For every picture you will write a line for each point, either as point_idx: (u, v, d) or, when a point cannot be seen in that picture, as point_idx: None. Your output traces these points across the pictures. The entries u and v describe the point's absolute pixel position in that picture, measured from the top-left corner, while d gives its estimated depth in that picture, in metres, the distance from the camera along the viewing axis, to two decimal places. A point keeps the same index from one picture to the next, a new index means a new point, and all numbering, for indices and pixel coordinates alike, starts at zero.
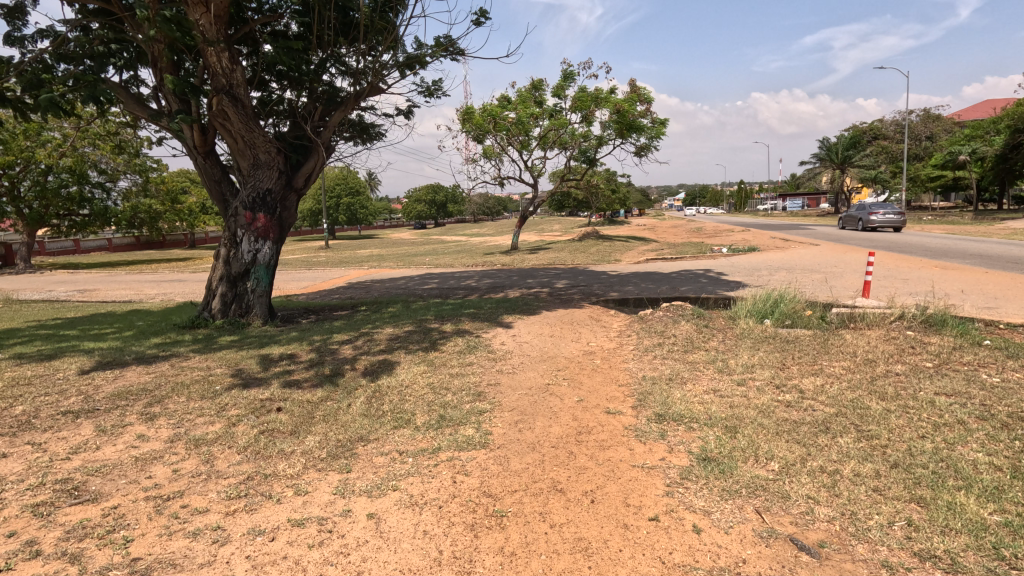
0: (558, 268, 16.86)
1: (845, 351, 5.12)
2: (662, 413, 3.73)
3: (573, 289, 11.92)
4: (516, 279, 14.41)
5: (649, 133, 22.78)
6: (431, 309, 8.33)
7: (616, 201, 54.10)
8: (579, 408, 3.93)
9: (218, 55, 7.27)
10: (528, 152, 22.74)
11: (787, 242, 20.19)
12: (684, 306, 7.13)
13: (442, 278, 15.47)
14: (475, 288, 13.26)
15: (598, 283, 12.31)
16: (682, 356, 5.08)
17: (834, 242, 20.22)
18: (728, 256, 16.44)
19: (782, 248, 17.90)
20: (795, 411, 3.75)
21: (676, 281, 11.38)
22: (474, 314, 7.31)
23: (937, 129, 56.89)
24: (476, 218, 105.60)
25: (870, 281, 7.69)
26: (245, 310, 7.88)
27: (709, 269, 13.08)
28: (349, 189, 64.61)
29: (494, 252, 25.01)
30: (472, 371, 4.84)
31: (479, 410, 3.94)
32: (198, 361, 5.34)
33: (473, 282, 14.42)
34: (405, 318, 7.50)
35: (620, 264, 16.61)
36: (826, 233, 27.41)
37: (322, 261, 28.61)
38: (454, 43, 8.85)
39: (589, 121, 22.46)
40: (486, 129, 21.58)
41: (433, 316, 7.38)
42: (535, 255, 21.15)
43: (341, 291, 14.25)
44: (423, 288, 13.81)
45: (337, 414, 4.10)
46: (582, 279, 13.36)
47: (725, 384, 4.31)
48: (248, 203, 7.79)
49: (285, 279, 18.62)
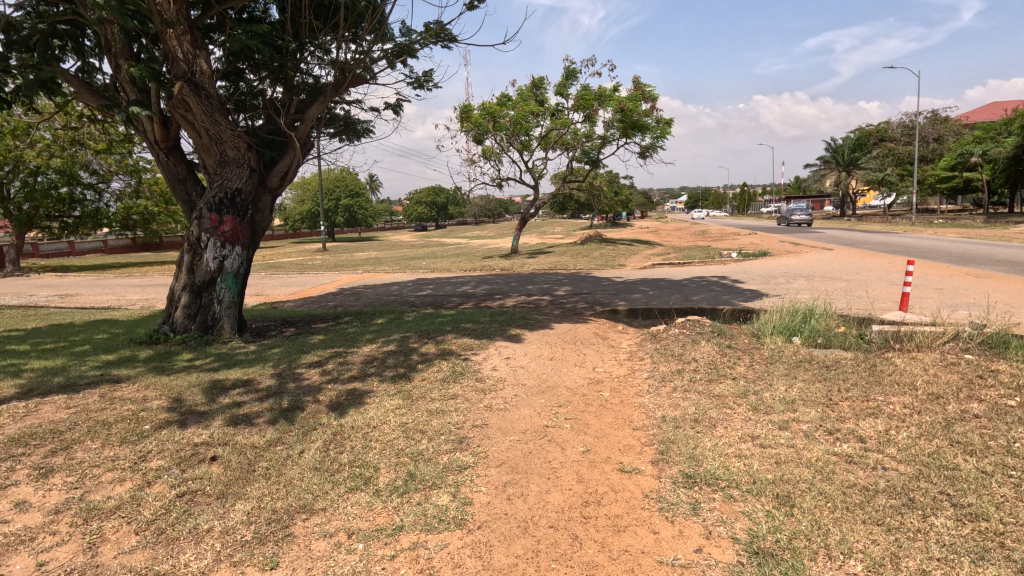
0: (559, 273, 16.08)
1: (901, 381, 4.30)
2: (691, 475, 2.91)
3: (576, 298, 11.10)
4: (514, 285, 13.57)
5: (654, 133, 21.98)
6: (419, 321, 7.51)
7: (618, 203, 53.29)
8: (584, 463, 3.13)
9: (178, 39, 6.48)
10: (529, 153, 21.99)
11: (798, 246, 19.36)
12: (701, 322, 6.32)
13: (438, 284, 14.66)
14: (471, 296, 12.44)
15: (602, 292, 11.49)
16: (707, 387, 4.27)
17: (848, 246, 19.39)
18: (738, 261, 15.64)
19: (794, 253, 17.10)
20: (862, 471, 2.93)
21: (687, 290, 10.55)
22: (465, 329, 6.48)
23: (945, 130, 55.97)
24: (477, 221, 104.92)
25: (908, 293, 6.86)
26: (210, 324, 7.06)
27: (721, 276, 12.25)
28: (349, 190, 63.96)
29: (494, 255, 24.23)
30: (455, 406, 4.03)
31: (458, 465, 3.13)
32: (134, 390, 4.53)
33: (470, 288, 13.59)
34: (387, 332, 6.69)
35: (625, 270, 15.80)
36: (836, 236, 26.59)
37: (318, 264, 27.90)
38: (446, 30, 8.07)
39: (592, 120, 21.70)
40: (485, 128, 20.83)
41: (419, 330, 6.57)
42: (535, 259, 20.33)
43: (330, 299, 13.44)
44: (416, 296, 12.99)
45: (282, 468, 3.28)
46: (585, 286, 12.54)
47: (763, 429, 3.49)
48: (213, 205, 6.99)
49: (274, 284, 17.81)
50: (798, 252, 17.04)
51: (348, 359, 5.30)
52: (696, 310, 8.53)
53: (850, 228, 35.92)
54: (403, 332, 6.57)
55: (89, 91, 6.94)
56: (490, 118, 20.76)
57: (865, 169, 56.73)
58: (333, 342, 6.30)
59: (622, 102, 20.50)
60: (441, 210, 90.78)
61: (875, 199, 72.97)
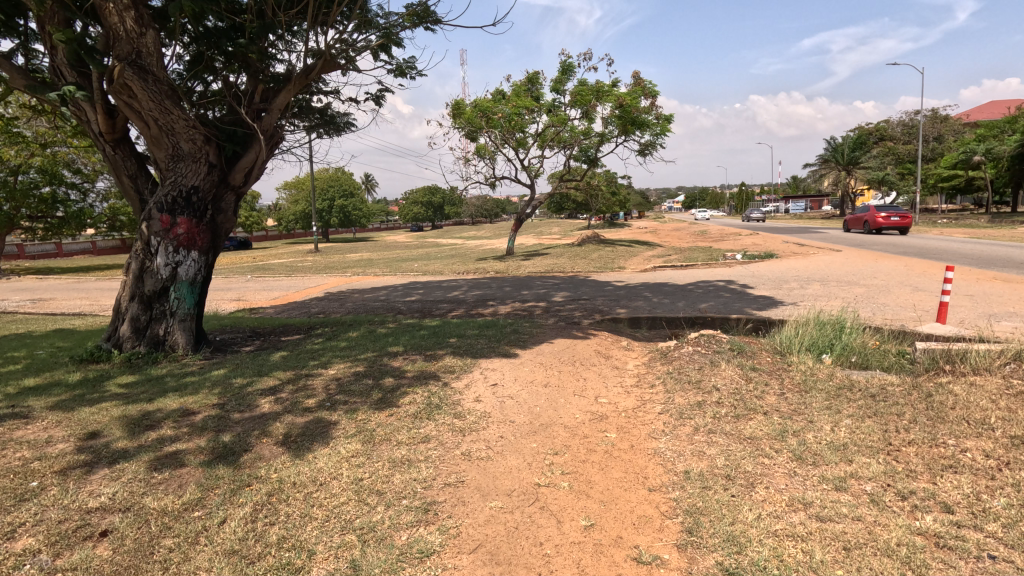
0: (557, 276, 15.31)
1: (971, 418, 3.53)
2: (733, 569, 2.14)
3: (574, 305, 10.32)
4: (509, 290, 12.80)
5: (654, 130, 21.27)
6: (399, 333, 6.71)
7: (615, 203, 52.55)
8: (586, 548, 2.36)
9: (120, 14, 5.69)
10: (524, 151, 21.24)
11: (804, 247, 18.64)
12: (719, 338, 5.54)
13: (428, 289, 13.86)
14: (462, 303, 11.64)
15: (603, 297, 10.70)
16: (736, 426, 3.48)
17: (856, 247, 18.66)
18: (743, 264, 14.88)
19: (802, 254, 16.35)
20: (964, 565, 2.15)
21: (694, 297, 9.76)
22: (448, 344, 5.69)
23: (945, 129, 55.40)
24: (474, 221, 104.52)
25: (946, 303, 6.11)
26: (161, 339, 6.22)
27: (729, 280, 11.49)
28: (343, 190, 63.04)
29: (489, 257, 23.45)
30: (424, 455, 3.24)
31: (419, 550, 2.35)
32: (41, 428, 3.74)
33: (461, 293, 12.79)
34: (361, 348, 5.90)
35: (625, 273, 15.03)
36: (840, 237, 25.88)
37: (309, 266, 27.07)
38: (429, 11, 7.30)
39: (590, 117, 20.95)
40: (479, 125, 20.07)
41: (397, 346, 5.77)
42: (532, 261, 19.57)
43: (312, 305, 12.63)
44: (404, 302, 12.19)
45: (189, 551, 2.49)
46: (584, 291, 11.77)
47: (816, 492, 2.71)
48: (165, 205, 6.17)
49: (258, 287, 16.99)
50: (806, 254, 16.27)
51: (307, 384, 4.50)
52: (707, 319, 7.76)
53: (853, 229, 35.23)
54: (378, 348, 5.77)
55: (23, 75, 6.13)
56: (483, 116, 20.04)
57: (865, 169, 56.12)
58: (297, 361, 5.50)
59: (621, 97, 19.77)
60: (437, 210, 89.93)
61: (874, 199, 72.41)
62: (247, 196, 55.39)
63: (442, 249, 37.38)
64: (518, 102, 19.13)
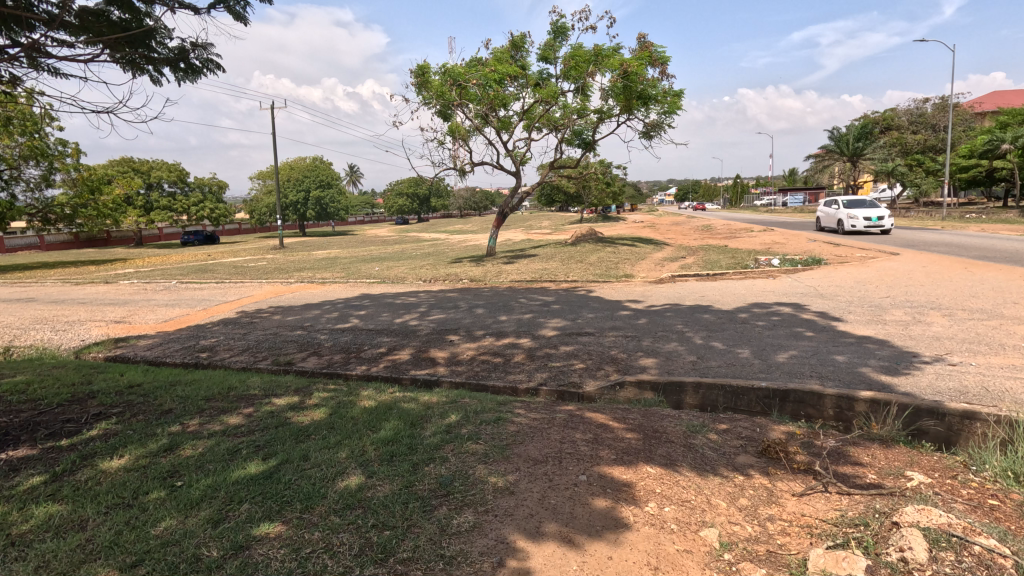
0: (546, 288, 11.83)
1: None
2: None
3: (572, 350, 6.81)
4: (479, 313, 9.29)
5: (661, 106, 17.82)
6: (208, 461, 3.18)
7: (608, 194, 48.89)
8: None
9: None
10: (507, 133, 17.72)
11: (848, 249, 15.30)
12: (985, 549, 2.05)
13: (372, 309, 10.30)
14: (409, 337, 8.10)
15: (614, 336, 7.19)
16: None
17: (910, 248, 15.38)
18: (788, 273, 11.44)
19: (855, 259, 12.98)
20: None
21: (758, 343, 6.29)
22: (254, 555, 2.15)
23: (957, 118, 52.60)
24: (462, 213, 101.29)
25: None
26: None
27: (791, 305, 8.07)
28: (319, 180, 58.93)
29: (465, 258, 19.85)
30: None
31: None
32: None
33: (413, 319, 9.23)
34: (48, 546, 2.34)
35: (636, 285, 11.53)
36: (868, 233, 22.55)
37: (257, 267, 23.28)
38: None
39: (586, 91, 17.46)
40: (450, 99, 16.50)
41: (128, 552, 2.23)
42: (514, 265, 16.00)
43: (204, 337, 9.06)
44: (330, 333, 8.64)
45: None
46: (584, 319, 8.29)
47: None
48: None
49: (165, 300, 13.29)
50: (860, 260, 12.90)
51: None
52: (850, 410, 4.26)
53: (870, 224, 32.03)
54: (72, 559, 2.22)
55: None
56: (457, 88, 16.49)
57: (872, 160, 53.02)
58: None
59: (623, 62, 16.26)
60: (421, 202, 85.93)
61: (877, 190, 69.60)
62: (212, 186, 51.09)
63: (417, 246, 33.64)
64: (499, 69, 15.59)
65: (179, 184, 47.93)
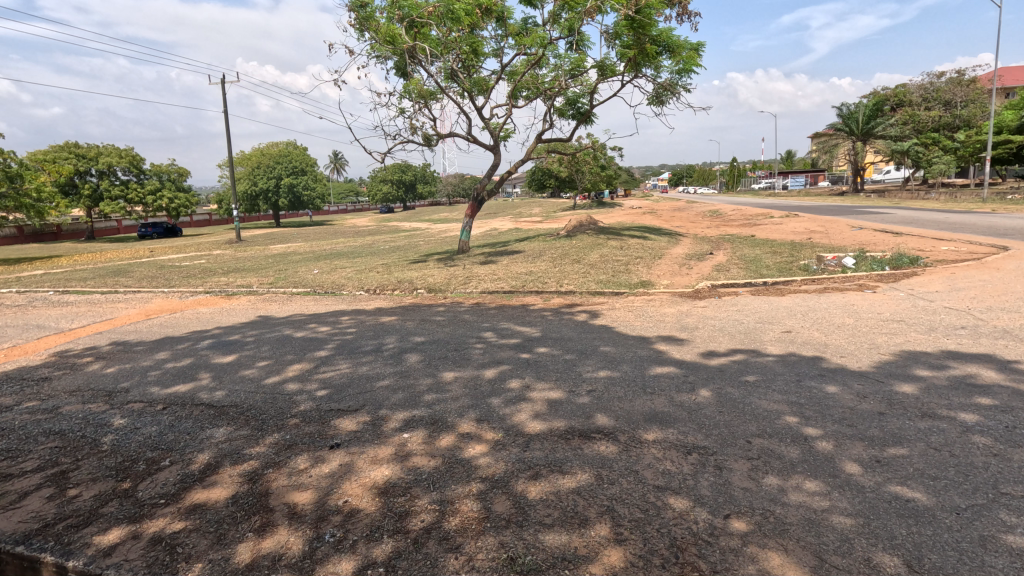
0: (527, 306, 8.05)
1: None
2: None
3: (573, 497, 3.01)
4: (411, 366, 5.47)
5: (675, 62, 14.02)
6: None
7: (602, 179, 45.07)
8: None
9: None
10: (483, 96, 13.86)
11: (930, 242, 11.65)
12: None
13: (248, 354, 6.44)
14: (264, 433, 4.27)
15: (660, 449, 3.39)
16: None
17: (1008, 236, 11.77)
18: (887, 281, 7.73)
19: (963, 258, 9.25)
20: None
21: None
22: None
23: (974, 92, 49.30)
24: (450, 201, 97.32)
25: None
26: None
27: (978, 360, 4.35)
28: (292, 167, 54.61)
29: (435, 255, 16.08)
30: None
31: None
32: None
33: (297, 380, 5.37)
34: None
35: (662, 301, 7.78)
36: (947, 221, 17.61)
37: (184, 267, 19.18)
38: None
39: (581, 39, 13.57)
40: (405, 49, 12.57)
41: None
42: (490, 266, 12.21)
43: None
44: (133, 418, 4.77)
45: None
46: (591, 385, 4.51)
47: None
48: None
49: None
50: (971, 258, 9.19)
51: None
52: None
53: (900, 208, 28.30)
54: None
55: None
56: (413, 31, 12.57)
57: (884, 138, 49.51)
58: None
59: None
60: (407, 189, 81.71)
61: (885, 171, 66.05)
62: (171, 173, 46.54)
63: (389, 238, 29.65)
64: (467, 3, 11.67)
65: (134, 171, 43.41)
